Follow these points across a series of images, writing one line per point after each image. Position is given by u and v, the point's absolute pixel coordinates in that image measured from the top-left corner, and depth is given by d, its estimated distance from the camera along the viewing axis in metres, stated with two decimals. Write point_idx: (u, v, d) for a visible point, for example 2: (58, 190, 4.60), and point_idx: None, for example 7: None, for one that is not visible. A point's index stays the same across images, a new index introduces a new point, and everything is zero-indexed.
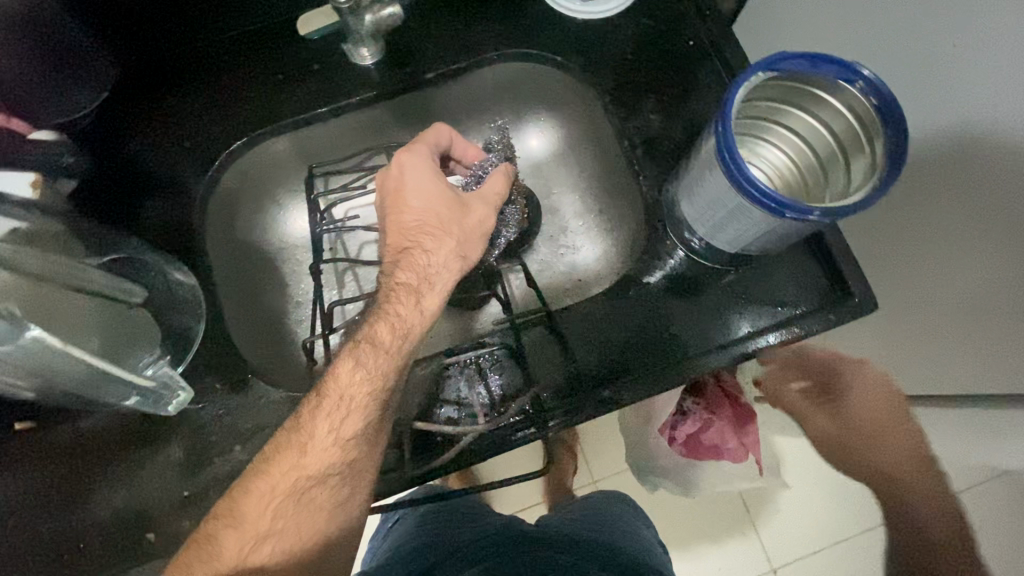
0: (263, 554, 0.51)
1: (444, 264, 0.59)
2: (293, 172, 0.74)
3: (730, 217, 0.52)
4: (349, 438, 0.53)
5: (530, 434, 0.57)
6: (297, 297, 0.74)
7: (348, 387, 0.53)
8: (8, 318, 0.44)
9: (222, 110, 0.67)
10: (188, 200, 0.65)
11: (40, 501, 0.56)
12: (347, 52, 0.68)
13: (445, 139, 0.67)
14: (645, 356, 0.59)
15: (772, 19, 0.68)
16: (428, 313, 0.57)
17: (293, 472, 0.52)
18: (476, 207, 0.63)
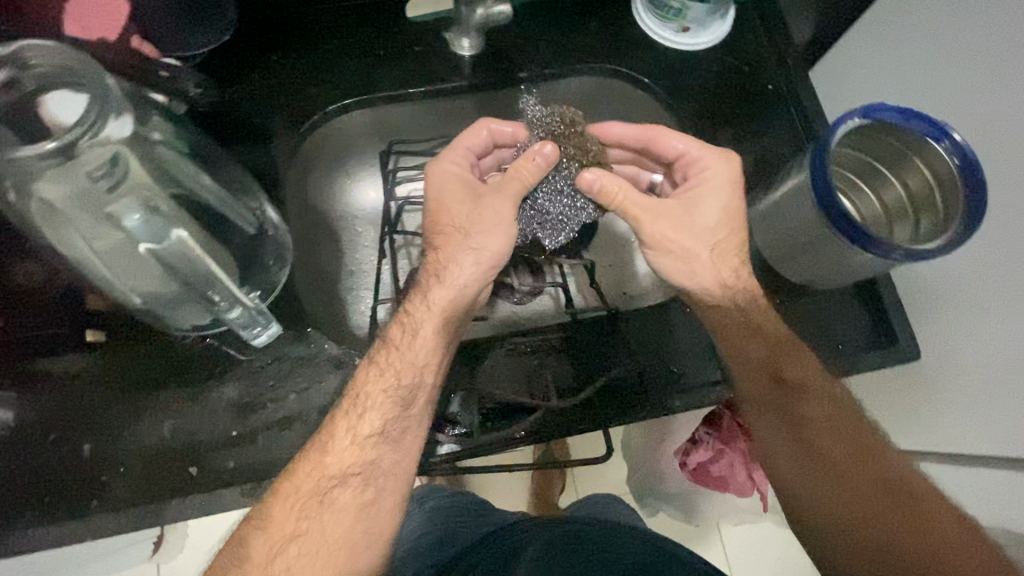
0: (287, 558, 0.50)
1: (456, 257, 0.58)
2: (370, 145, 0.75)
3: (813, 246, 0.57)
4: (366, 437, 0.54)
5: (571, 429, 0.58)
6: (352, 265, 0.74)
7: (365, 385, 0.55)
8: (155, 215, 0.41)
9: (318, 73, 0.69)
10: (274, 151, 0.67)
11: (89, 417, 0.56)
12: (448, 41, 0.71)
13: (481, 134, 0.64)
14: (647, 380, 0.60)
15: (850, 77, 0.72)
16: (434, 308, 0.58)
17: (314, 474, 0.52)
18: (493, 203, 0.59)
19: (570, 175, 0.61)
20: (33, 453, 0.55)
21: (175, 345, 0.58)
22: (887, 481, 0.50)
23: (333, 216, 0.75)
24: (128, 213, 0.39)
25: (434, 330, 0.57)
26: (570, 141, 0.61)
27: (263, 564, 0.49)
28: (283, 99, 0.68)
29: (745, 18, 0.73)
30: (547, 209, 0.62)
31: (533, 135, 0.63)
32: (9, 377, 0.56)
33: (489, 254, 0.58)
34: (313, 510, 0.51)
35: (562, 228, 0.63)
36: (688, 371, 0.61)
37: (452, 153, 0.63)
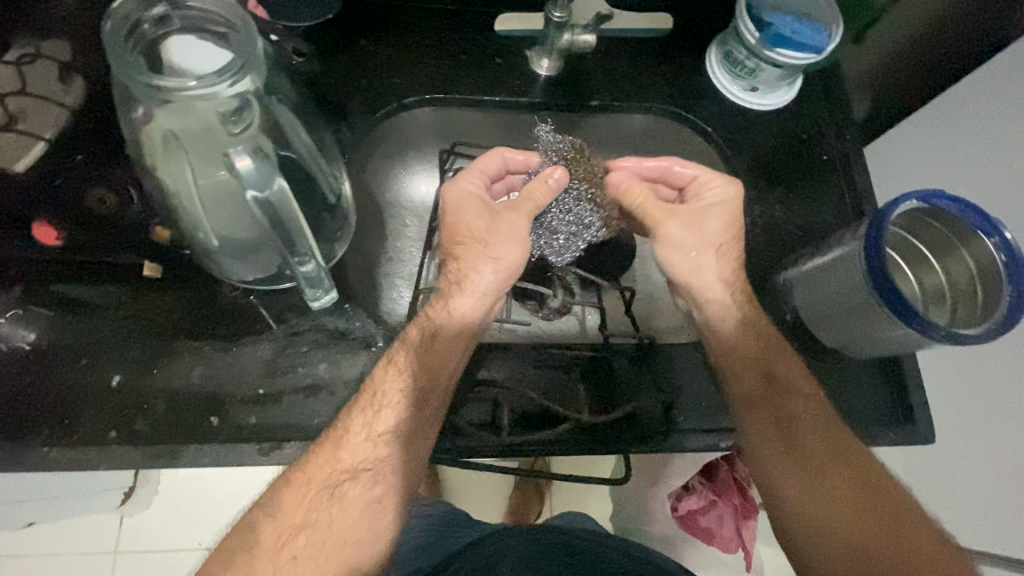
0: (297, 544, 0.52)
1: (476, 263, 0.62)
2: (432, 142, 0.77)
3: (852, 314, 0.59)
4: (381, 434, 0.56)
5: (578, 447, 0.58)
6: (392, 252, 0.76)
7: (382, 382, 0.56)
8: (266, 159, 0.39)
9: (404, 66, 0.72)
10: (348, 129, 0.69)
11: (125, 349, 0.57)
12: (529, 58, 0.74)
13: (496, 159, 0.68)
14: (653, 414, 0.60)
15: (912, 163, 0.75)
16: (456, 314, 0.61)
17: (327, 466, 0.54)
18: (510, 218, 0.64)
19: (578, 195, 0.72)
20: (64, 373, 0.55)
21: (222, 294, 0.59)
22: (875, 499, 0.55)
23: (383, 203, 0.77)
24: (239, 156, 0.39)
25: (452, 338, 0.60)
26: (579, 164, 0.74)
27: (271, 550, 0.51)
28: (367, 82, 0.71)
29: (813, 87, 0.75)
30: (558, 224, 0.71)
31: (545, 159, 0.74)
32: (59, 295, 0.57)
33: (507, 264, 0.63)
34: (324, 502, 0.54)
35: (569, 242, 0.72)
36: (707, 414, 0.61)
37: (474, 172, 0.67)
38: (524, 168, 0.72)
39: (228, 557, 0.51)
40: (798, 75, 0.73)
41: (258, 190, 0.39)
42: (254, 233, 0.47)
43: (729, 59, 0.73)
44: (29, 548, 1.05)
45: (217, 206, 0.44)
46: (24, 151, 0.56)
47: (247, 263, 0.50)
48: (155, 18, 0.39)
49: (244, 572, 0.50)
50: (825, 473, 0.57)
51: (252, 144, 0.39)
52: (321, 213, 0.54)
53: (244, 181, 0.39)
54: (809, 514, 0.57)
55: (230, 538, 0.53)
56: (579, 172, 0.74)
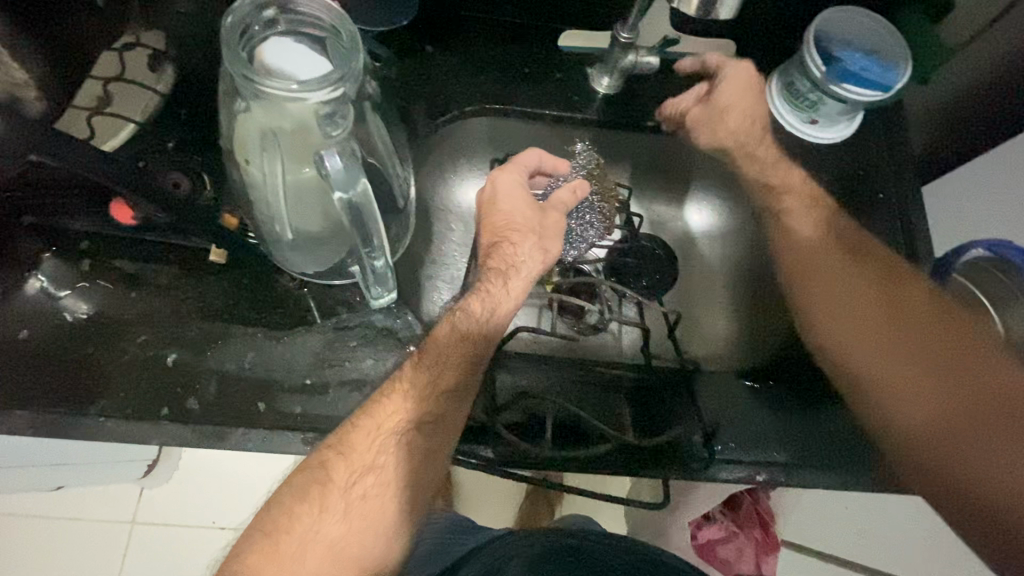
0: (365, 484, 0.54)
1: (530, 254, 0.64)
2: (486, 150, 0.79)
3: None
4: (444, 390, 0.56)
5: (615, 467, 0.57)
6: (437, 255, 0.77)
7: (447, 343, 0.58)
8: (352, 164, 0.42)
9: (468, 73, 0.73)
10: (408, 132, 0.71)
11: (182, 328, 0.59)
12: (589, 75, 0.75)
13: (536, 160, 0.70)
14: (694, 442, 0.59)
15: (969, 211, 0.75)
16: (516, 293, 0.62)
17: (397, 413, 0.55)
18: (556, 213, 0.68)
19: (594, 205, 0.76)
20: (122, 347, 0.57)
21: (279, 283, 0.61)
22: (901, 298, 0.66)
23: (433, 206, 0.79)
24: (331, 158, 0.41)
25: (509, 311, 0.62)
26: (597, 181, 0.77)
27: (344, 488, 0.53)
28: (431, 87, 0.72)
29: (878, 123, 0.74)
30: (573, 228, 0.75)
31: (574, 172, 0.76)
32: (126, 272, 0.60)
33: (553, 257, 0.66)
34: (390, 448, 0.55)
35: (575, 242, 0.74)
36: (749, 446, 0.60)
37: (516, 168, 0.68)
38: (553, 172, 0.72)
39: (303, 487, 0.53)
40: (860, 111, 0.72)
41: (343, 190, 0.42)
42: (317, 223, 0.49)
43: (790, 90, 0.72)
44: (52, 509, 1.08)
45: (296, 200, 0.46)
46: (115, 130, 0.59)
47: (309, 258, 0.52)
48: (265, 21, 0.42)
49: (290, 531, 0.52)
50: (868, 289, 0.68)
51: (345, 147, 0.42)
52: (384, 214, 0.56)
53: (331, 182, 0.41)
54: (864, 342, 0.67)
55: (302, 472, 0.54)
56: (598, 187, 0.77)
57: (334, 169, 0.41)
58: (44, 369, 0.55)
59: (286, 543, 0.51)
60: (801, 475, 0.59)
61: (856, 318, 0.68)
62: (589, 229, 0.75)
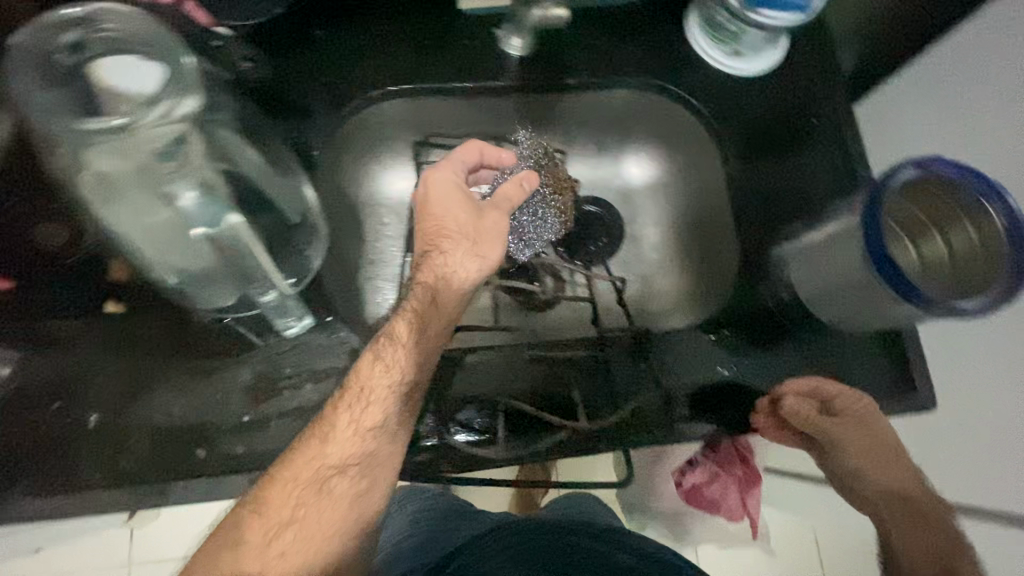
0: (283, 542, 0.49)
1: (461, 263, 0.59)
2: (405, 135, 0.74)
3: (845, 292, 0.57)
4: (368, 429, 0.51)
5: (574, 448, 0.57)
6: (375, 255, 0.73)
7: (369, 379, 0.52)
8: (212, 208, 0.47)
9: (367, 57, 0.67)
10: (310, 127, 0.65)
11: (99, 386, 0.54)
12: (498, 37, 0.70)
13: (475, 154, 0.65)
14: (649, 410, 0.59)
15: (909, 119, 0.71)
16: (446, 310, 0.58)
17: (314, 462, 0.50)
18: (492, 216, 0.62)
19: (542, 199, 0.69)
20: (37, 418, 0.53)
21: (197, 318, 0.57)
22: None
23: (363, 202, 0.74)
24: (182, 191, 0.43)
25: (441, 328, 0.58)
26: (546, 170, 0.71)
27: (259, 547, 0.48)
28: (327, 78, 0.66)
29: (801, 48, 0.71)
30: (525, 227, 0.69)
31: (518, 165, 0.70)
32: (22, 335, 0.55)
33: (491, 262, 0.61)
34: (311, 497, 0.50)
35: (530, 242, 0.69)
36: (710, 399, 0.61)
37: (452, 165, 0.64)
38: (498, 165, 0.68)
39: (213, 551, 0.48)
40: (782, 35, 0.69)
41: (210, 226, 0.47)
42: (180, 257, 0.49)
43: (710, 22, 0.69)
44: (37, 571, 1.03)
45: (156, 241, 0.46)
46: None
47: (211, 292, 0.54)
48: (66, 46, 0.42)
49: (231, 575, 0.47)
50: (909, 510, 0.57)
51: (196, 180, 0.44)
52: None
53: (190, 217, 0.45)
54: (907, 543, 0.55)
55: (212, 538, 0.49)
56: (550, 178, 0.71)
57: (189, 203, 0.44)
58: None
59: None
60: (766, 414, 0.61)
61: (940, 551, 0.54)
62: (544, 228, 0.69)
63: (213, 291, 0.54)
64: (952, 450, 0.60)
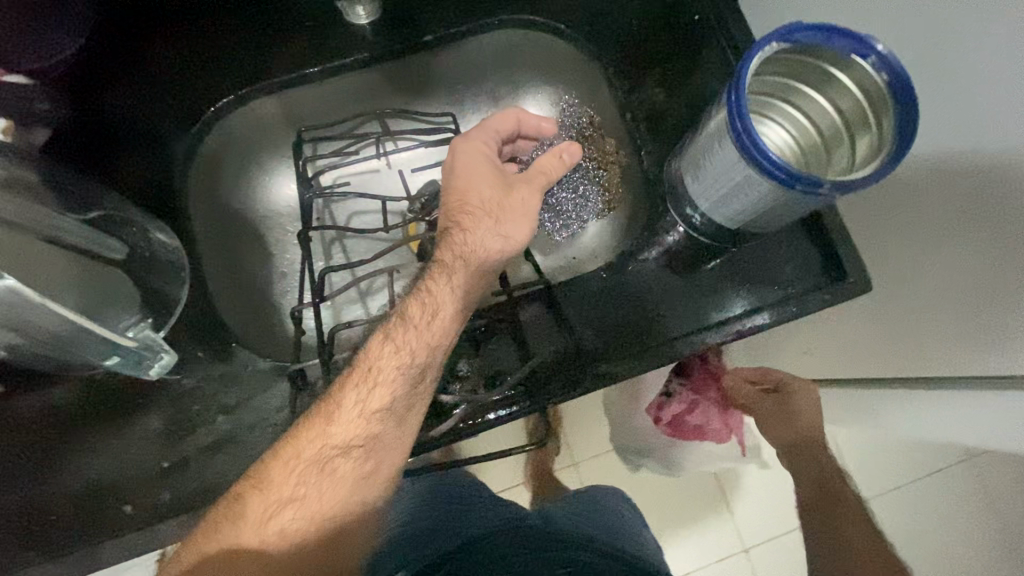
0: (285, 520, 0.46)
1: (482, 243, 0.52)
2: (280, 137, 0.69)
3: (734, 191, 0.52)
4: (375, 411, 0.49)
5: (548, 400, 0.56)
6: (283, 267, 0.67)
7: (377, 359, 0.49)
8: None
9: (207, 64, 0.63)
10: (168, 155, 0.63)
11: (11, 469, 0.53)
12: (341, 9, 0.65)
13: (511, 126, 0.61)
14: (629, 338, 0.59)
15: None
16: (463, 294, 0.51)
17: (318, 441, 0.48)
18: (521, 193, 0.54)
19: (586, 175, 0.70)
20: None
21: (92, 378, 0.55)
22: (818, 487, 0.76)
23: (249, 217, 0.69)
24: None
25: (455, 313, 0.51)
26: (591, 143, 0.70)
27: (259, 522, 0.46)
28: (172, 96, 0.63)
29: None
30: (564, 204, 0.71)
31: (561, 136, 0.71)
32: None
33: (516, 244, 0.53)
34: (313, 476, 0.47)
35: (568, 221, 0.71)
36: (690, 314, 0.59)
37: (486, 133, 0.59)
38: (537, 134, 0.65)
39: (212, 528, 0.46)
40: None
41: None
42: (0, 330, 0.48)
43: None
44: None
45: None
46: None
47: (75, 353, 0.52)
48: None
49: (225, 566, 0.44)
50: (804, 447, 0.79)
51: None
52: None
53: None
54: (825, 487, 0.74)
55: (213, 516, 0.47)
56: (593, 152, 0.70)
57: None
58: None
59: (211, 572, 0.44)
60: (782, 308, 0.58)
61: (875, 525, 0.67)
62: (584, 205, 0.71)
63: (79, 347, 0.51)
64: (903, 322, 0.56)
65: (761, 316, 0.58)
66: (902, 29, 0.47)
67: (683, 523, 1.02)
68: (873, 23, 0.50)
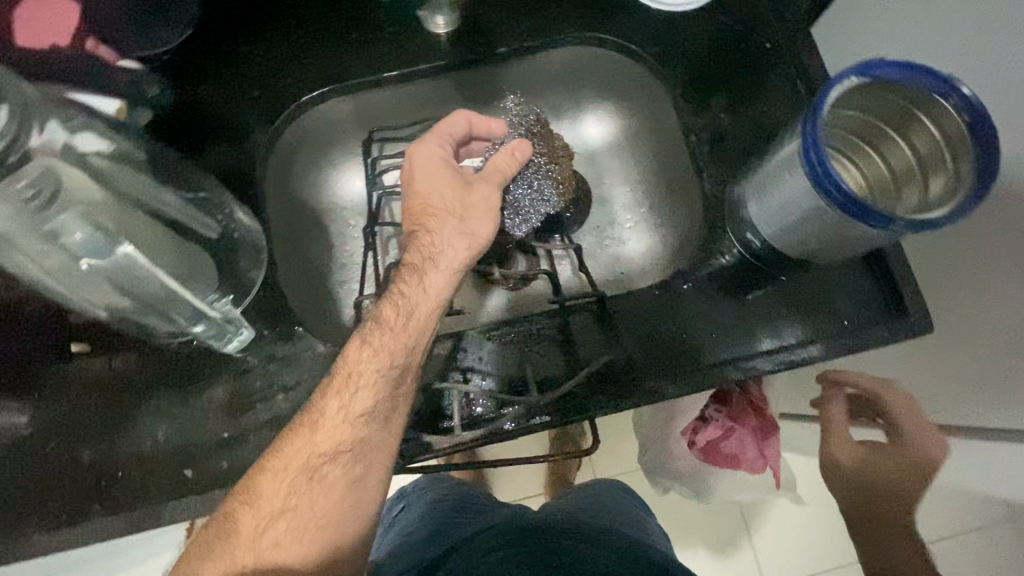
0: (277, 532, 0.48)
1: (450, 242, 0.56)
2: (352, 135, 0.73)
3: (802, 219, 0.52)
4: (358, 415, 0.50)
5: (592, 412, 0.57)
6: (346, 259, 0.72)
7: (356, 364, 0.51)
8: (107, 234, 0.50)
9: (292, 64, 0.67)
10: (248, 145, 0.65)
11: (87, 426, 0.57)
12: (421, 19, 0.68)
13: (462, 124, 0.64)
14: (677, 358, 0.59)
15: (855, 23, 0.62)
16: (432, 292, 0.54)
17: (304, 451, 0.50)
18: (482, 188, 0.59)
19: (542, 171, 0.66)
20: (33, 462, 0.56)
21: (165, 348, 0.59)
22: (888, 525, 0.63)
23: (319, 208, 0.73)
24: (71, 228, 0.48)
25: (431, 310, 0.54)
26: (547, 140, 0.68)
27: (252, 538, 0.48)
28: (259, 91, 0.66)
29: None
30: (522, 201, 0.66)
31: (513, 132, 0.67)
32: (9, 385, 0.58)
33: (481, 240, 0.58)
34: (301, 486, 0.49)
35: (526, 217, 0.65)
36: (739, 341, 0.59)
37: (441, 137, 0.63)
38: (489, 135, 0.67)
39: (206, 548, 0.48)
40: None
41: (97, 257, 0.50)
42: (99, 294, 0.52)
43: None
44: None
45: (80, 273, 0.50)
46: None
47: (157, 316, 0.56)
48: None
49: (229, 563, 0.47)
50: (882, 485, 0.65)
51: (84, 215, 0.49)
52: None
53: (78, 250, 0.49)
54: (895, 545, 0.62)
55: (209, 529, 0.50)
56: (544, 147, 0.67)
57: (77, 238, 0.49)
58: None
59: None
60: (837, 340, 0.58)
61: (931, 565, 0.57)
62: (542, 201, 0.66)
63: (171, 307, 0.55)
64: (964, 368, 0.55)
65: (816, 347, 0.58)
66: (985, 69, 0.47)
67: (705, 552, 1.01)
68: (960, 64, 0.49)
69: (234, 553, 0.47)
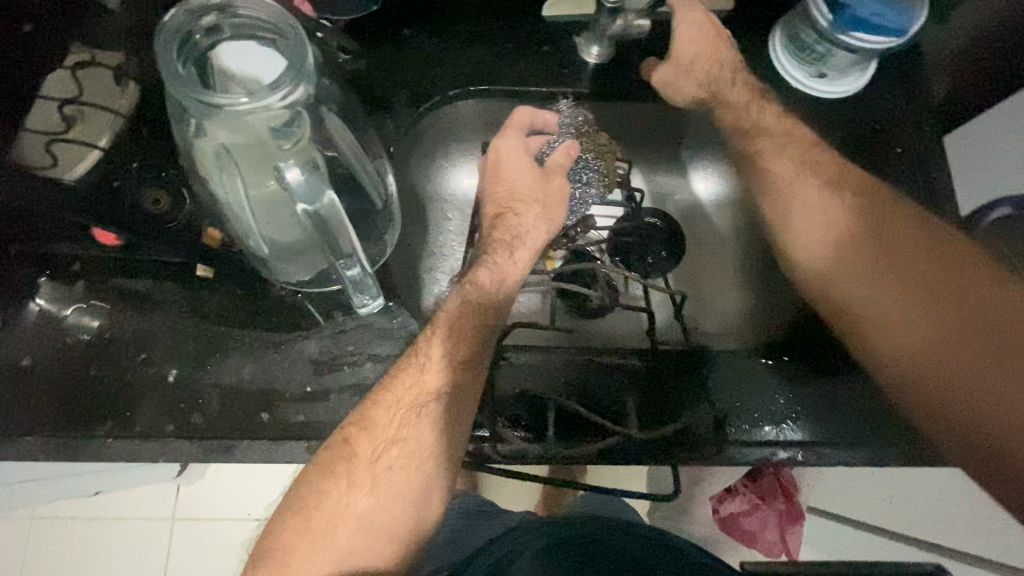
0: (389, 457, 0.53)
1: (535, 225, 0.63)
2: (478, 135, 0.75)
3: None
4: (460, 362, 0.56)
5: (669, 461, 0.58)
6: (442, 248, 0.74)
7: (457, 317, 0.57)
8: (315, 174, 0.45)
9: (448, 56, 0.70)
10: (391, 122, 0.68)
11: (182, 346, 0.58)
12: (578, 46, 0.71)
13: (528, 122, 0.67)
14: (761, 431, 0.59)
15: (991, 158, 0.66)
16: (522, 262, 0.62)
17: (414, 387, 0.54)
18: (558, 178, 0.67)
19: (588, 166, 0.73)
20: (124, 367, 0.57)
21: (270, 291, 0.61)
22: (872, 231, 0.62)
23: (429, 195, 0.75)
24: (289, 169, 0.44)
25: (517, 282, 0.62)
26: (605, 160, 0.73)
27: (369, 461, 0.52)
28: (412, 74, 0.69)
29: (892, 67, 0.69)
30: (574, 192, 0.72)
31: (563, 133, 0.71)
32: (118, 290, 0.59)
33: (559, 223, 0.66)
34: (411, 420, 0.53)
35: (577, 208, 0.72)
36: (825, 429, 0.59)
37: (515, 131, 0.66)
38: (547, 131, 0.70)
39: (324, 468, 0.52)
40: (873, 60, 0.67)
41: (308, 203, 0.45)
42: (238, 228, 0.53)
43: (795, 42, 0.68)
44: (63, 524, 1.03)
45: (261, 210, 0.49)
46: (81, 158, 0.56)
47: (291, 267, 0.57)
48: (205, 26, 0.43)
49: (349, 478, 0.51)
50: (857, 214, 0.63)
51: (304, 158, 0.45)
52: None
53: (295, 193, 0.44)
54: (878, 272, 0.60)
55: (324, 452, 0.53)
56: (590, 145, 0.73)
57: (293, 178, 0.44)
58: (55, 396, 0.56)
59: (313, 511, 0.51)
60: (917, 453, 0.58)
61: (1005, 345, 0.53)
62: (587, 191, 0.72)
63: (301, 258, 0.56)
64: None
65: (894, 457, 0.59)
66: None
67: None
68: None
69: (351, 471, 0.51)
